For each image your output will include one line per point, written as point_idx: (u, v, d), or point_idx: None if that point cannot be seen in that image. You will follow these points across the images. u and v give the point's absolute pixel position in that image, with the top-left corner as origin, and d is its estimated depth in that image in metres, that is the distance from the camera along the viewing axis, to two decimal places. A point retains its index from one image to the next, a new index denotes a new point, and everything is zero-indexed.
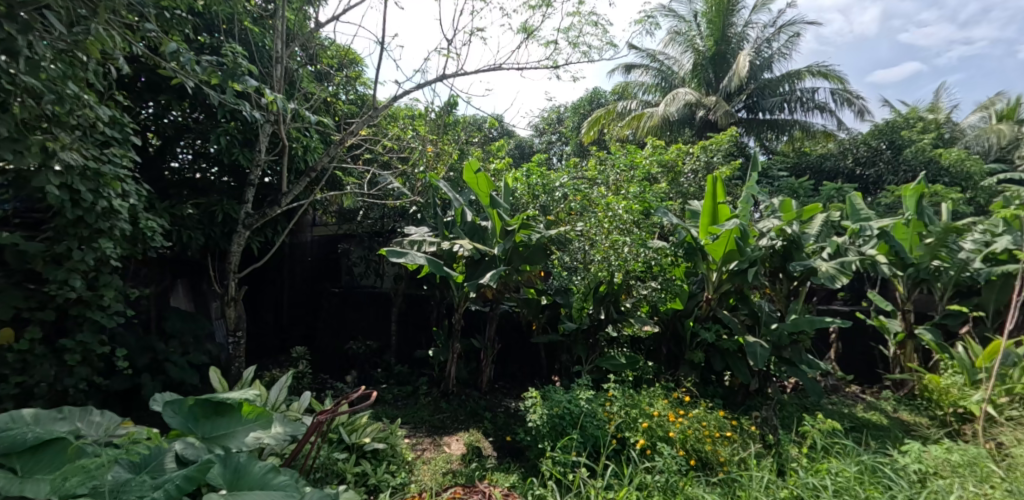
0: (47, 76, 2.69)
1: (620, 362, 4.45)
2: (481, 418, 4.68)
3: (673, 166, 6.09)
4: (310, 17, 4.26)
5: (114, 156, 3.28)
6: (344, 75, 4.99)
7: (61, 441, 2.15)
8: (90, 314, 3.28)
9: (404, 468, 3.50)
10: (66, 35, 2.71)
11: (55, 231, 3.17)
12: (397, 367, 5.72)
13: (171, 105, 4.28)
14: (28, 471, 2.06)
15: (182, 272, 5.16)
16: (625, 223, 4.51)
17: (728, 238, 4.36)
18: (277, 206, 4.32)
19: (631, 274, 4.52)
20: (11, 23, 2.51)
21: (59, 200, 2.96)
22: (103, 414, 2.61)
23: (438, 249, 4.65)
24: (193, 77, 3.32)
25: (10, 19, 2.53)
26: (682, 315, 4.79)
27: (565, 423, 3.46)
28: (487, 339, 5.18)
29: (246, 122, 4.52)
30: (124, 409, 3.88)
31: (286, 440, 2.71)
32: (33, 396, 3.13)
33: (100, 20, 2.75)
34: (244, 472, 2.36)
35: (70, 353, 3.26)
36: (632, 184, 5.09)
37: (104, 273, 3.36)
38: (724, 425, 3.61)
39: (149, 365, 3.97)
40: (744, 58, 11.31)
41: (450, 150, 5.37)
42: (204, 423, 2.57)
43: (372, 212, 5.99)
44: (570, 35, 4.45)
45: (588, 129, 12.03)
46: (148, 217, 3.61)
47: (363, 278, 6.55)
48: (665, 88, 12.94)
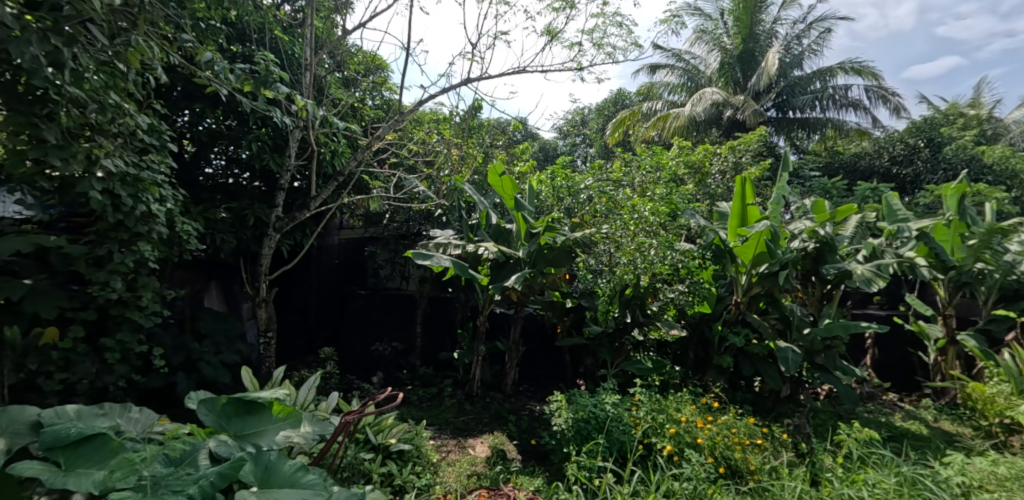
0: (90, 86, 2.83)
1: (646, 367, 4.38)
2: (505, 421, 4.68)
3: (701, 166, 5.94)
4: (338, 25, 4.40)
5: (152, 163, 3.40)
6: (372, 81, 5.07)
7: (101, 436, 2.21)
8: (128, 314, 3.42)
9: (429, 470, 3.52)
10: (108, 47, 2.84)
11: (96, 235, 3.31)
12: (422, 368, 5.75)
13: (205, 113, 4.41)
14: (70, 464, 2.14)
15: (215, 275, 5.28)
16: (651, 225, 4.53)
17: (756, 241, 4.29)
18: (306, 209, 4.40)
19: (658, 277, 4.51)
20: (58, 37, 2.63)
21: (100, 204, 3.08)
22: (141, 411, 2.70)
23: (463, 251, 4.67)
24: (226, 84, 3.39)
25: (56, 33, 2.63)
26: (710, 319, 4.73)
27: (590, 427, 3.46)
28: (512, 342, 5.18)
29: (277, 129, 4.64)
30: (159, 407, 4.01)
31: (315, 439, 2.76)
32: (75, 392, 3.28)
33: (139, 32, 2.89)
34: (274, 470, 2.41)
35: (110, 351, 3.40)
36: (658, 186, 5.08)
37: (142, 275, 3.49)
38: (756, 432, 3.54)
39: (183, 363, 4.12)
40: (774, 55, 11.07)
41: (475, 153, 5.41)
42: (236, 421, 2.63)
43: (398, 215, 6.01)
44: (595, 36, 4.47)
45: (613, 131, 11.96)
46: (183, 221, 3.75)
47: (389, 280, 6.60)
48: (691, 87, 12.70)
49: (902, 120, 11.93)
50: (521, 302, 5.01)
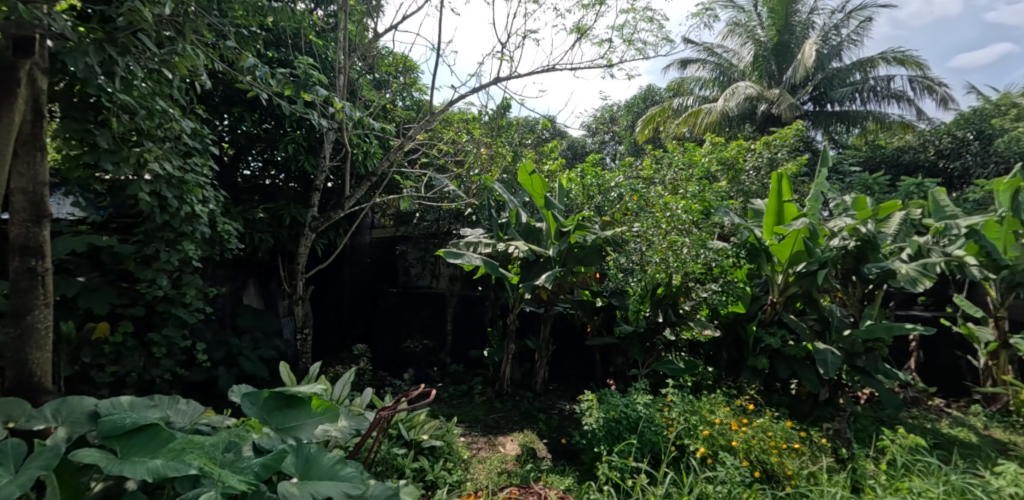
0: (139, 93, 2.95)
1: (678, 367, 4.33)
2: (535, 420, 4.69)
3: (734, 163, 5.78)
4: (370, 28, 4.48)
5: (196, 166, 3.54)
6: (402, 82, 5.12)
7: (153, 427, 2.29)
8: (173, 309, 3.62)
9: (460, 466, 3.57)
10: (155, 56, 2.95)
11: (144, 235, 3.48)
12: (452, 366, 5.81)
13: (244, 116, 4.54)
14: (126, 453, 2.23)
15: (254, 273, 5.44)
16: (684, 223, 4.45)
17: (794, 239, 4.19)
18: (340, 209, 4.49)
19: (690, 276, 4.43)
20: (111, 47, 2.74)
21: (149, 206, 3.24)
22: (188, 403, 2.80)
23: (494, 250, 4.71)
24: (267, 89, 3.51)
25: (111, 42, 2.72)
26: (744, 319, 4.65)
27: (622, 427, 3.45)
28: (542, 341, 5.18)
29: (312, 131, 4.77)
30: (202, 400, 4.17)
31: (351, 434, 2.83)
32: (125, 384, 3.47)
33: (185, 41, 2.98)
34: (314, 462, 2.48)
35: (157, 346, 3.59)
36: (691, 183, 4.99)
37: (185, 274, 3.70)
38: (793, 436, 3.46)
39: (224, 358, 4.28)
40: (810, 47, 10.77)
41: (505, 152, 5.38)
42: (277, 414, 2.71)
43: (428, 214, 6.07)
44: (624, 33, 4.45)
45: (642, 128, 11.82)
46: (225, 222, 3.90)
47: (420, 278, 6.67)
48: (724, 82, 12.43)
49: (949, 111, 11.42)
50: (551, 300, 5.03)
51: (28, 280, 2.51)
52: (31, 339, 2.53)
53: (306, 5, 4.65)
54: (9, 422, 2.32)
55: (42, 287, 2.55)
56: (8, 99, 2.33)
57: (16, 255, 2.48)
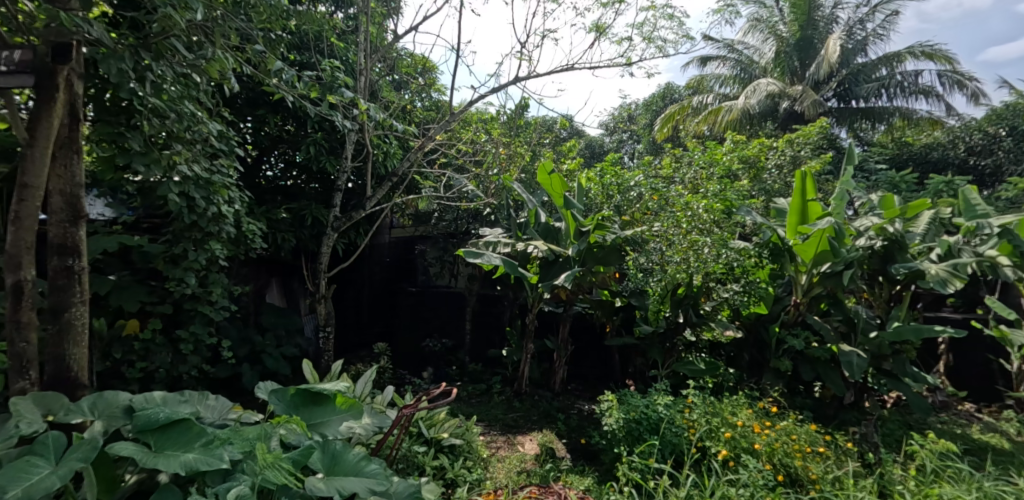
0: (169, 97, 3.03)
1: (699, 368, 4.30)
2: (554, 419, 4.69)
3: (756, 161, 5.65)
4: (390, 30, 4.52)
5: (223, 167, 3.64)
6: (421, 82, 5.15)
7: (185, 421, 2.34)
8: (201, 307, 3.73)
9: (480, 465, 3.60)
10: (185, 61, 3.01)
11: (173, 235, 3.61)
12: (471, 365, 5.83)
13: (268, 118, 4.63)
14: (160, 446, 2.29)
15: (277, 272, 5.54)
16: (705, 223, 4.41)
17: (819, 239, 4.10)
18: (361, 209, 4.55)
19: (711, 276, 4.36)
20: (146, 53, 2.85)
21: (178, 206, 3.36)
22: (217, 398, 2.87)
23: (513, 249, 4.73)
24: (293, 91, 3.57)
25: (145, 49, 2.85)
26: (765, 320, 4.61)
27: (642, 428, 3.45)
28: (561, 341, 5.17)
29: (333, 132, 4.84)
30: (228, 396, 4.27)
31: (374, 431, 2.92)
32: (154, 379, 3.58)
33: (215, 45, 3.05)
34: (340, 459, 2.52)
35: (184, 342, 3.71)
36: (712, 182, 4.93)
37: (213, 273, 3.80)
38: (817, 440, 3.41)
39: (248, 355, 4.39)
40: (834, 42, 10.55)
41: (524, 152, 5.39)
42: (303, 410, 2.77)
43: (447, 214, 6.11)
44: (644, 31, 4.43)
45: (661, 126, 11.70)
46: (250, 222, 3.99)
47: (439, 278, 6.70)
48: (745, 79, 12.25)
49: (981, 107, 11.10)
50: (569, 300, 5.04)
51: (66, 278, 2.59)
52: (69, 335, 2.62)
53: (327, 8, 4.70)
54: (49, 415, 2.40)
55: (79, 286, 2.64)
56: (47, 104, 2.42)
57: (55, 255, 2.56)
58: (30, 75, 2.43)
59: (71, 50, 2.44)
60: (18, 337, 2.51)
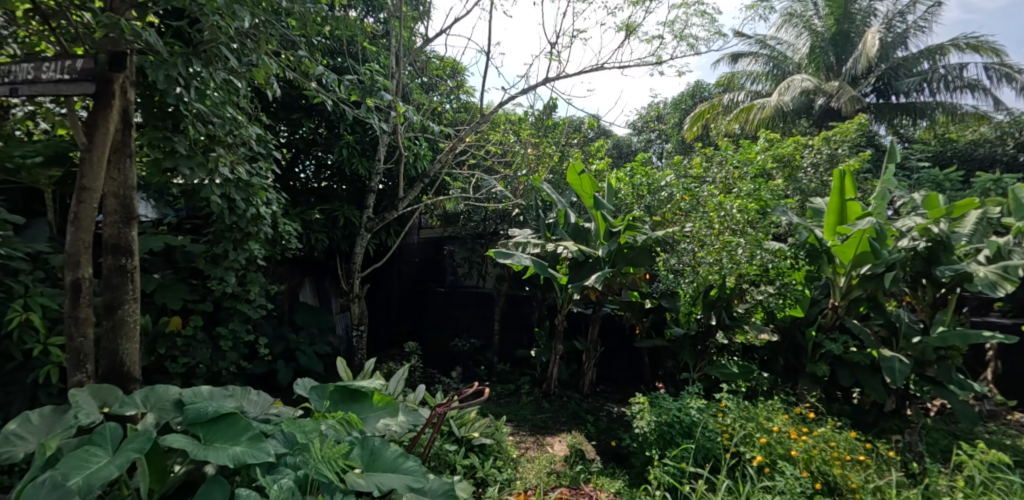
0: (212, 102, 3.15)
1: (732, 372, 4.22)
2: (583, 421, 4.67)
3: (791, 160, 5.46)
4: (421, 33, 4.59)
5: (261, 170, 3.82)
6: (451, 84, 5.19)
7: (231, 415, 2.42)
8: (239, 305, 3.93)
9: (510, 465, 3.62)
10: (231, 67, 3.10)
11: (213, 235, 3.83)
12: (499, 365, 5.85)
13: (303, 121, 4.74)
14: (208, 439, 2.37)
15: (310, 271, 5.65)
16: (739, 223, 4.31)
17: (859, 239, 3.97)
18: (393, 211, 4.62)
19: (745, 278, 4.31)
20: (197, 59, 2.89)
21: (220, 208, 3.56)
22: (258, 394, 2.96)
23: (542, 250, 4.74)
24: (331, 95, 3.67)
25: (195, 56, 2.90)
26: (801, 323, 4.52)
27: (674, 432, 3.43)
28: (590, 342, 5.15)
29: (365, 134, 4.93)
30: (265, 392, 4.40)
31: (409, 429, 2.98)
32: (196, 374, 3.72)
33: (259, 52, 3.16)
34: (378, 455, 2.62)
35: (224, 339, 3.87)
36: (745, 181, 4.83)
37: (250, 272, 4.01)
38: (857, 448, 3.31)
39: (283, 352, 4.51)
40: (873, 36, 10.22)
41: (553, 153, 5.40)
42: (342, 407, 2.85)
43: (475, 215, 6.15)
44: (675, 29, 4.39)
45: (691, 125, 11.49)
46: (286, 223, 4.11)
47: (467, 278, 6.74)
48: (778, 75, 11.95)
49: None
50: (599, 301, 5.02)
51: (120, 276, 2.70)
52: (122, 331, 2.73)
53: (360, 13, 4.79)
54: (103, 407, 2.51)
55: (131, 283, 2.75)
56: (104, 109, 2.57)
57: (109, 253, 2.67)
58: (90, 83, 2.50)
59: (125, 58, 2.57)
60: (76, 332, 2.63)
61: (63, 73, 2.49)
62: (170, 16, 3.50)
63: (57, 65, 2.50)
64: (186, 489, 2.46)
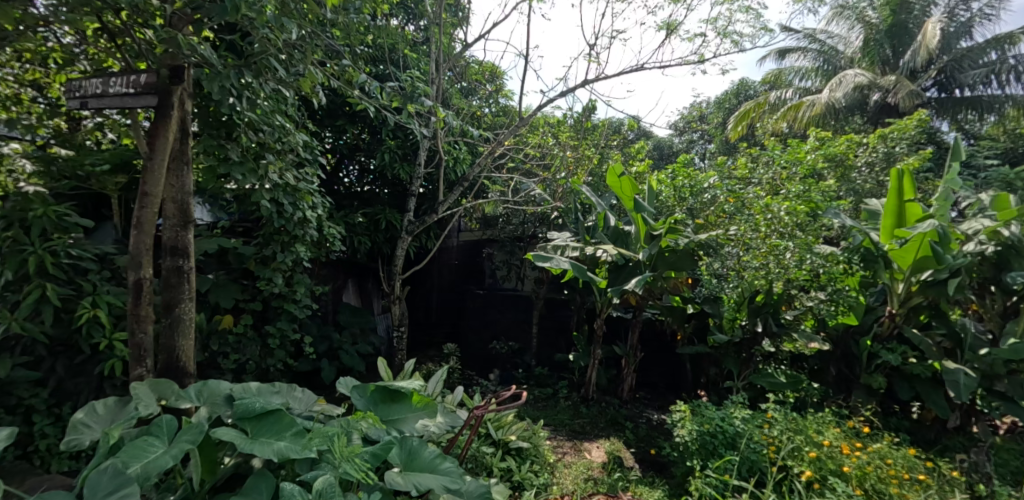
0: (262, 111, 3.28)
1: (779, 381, 4.05)
2: (622, 428, 4.59)
3: (844, 159, 5.20)
4: (460, 39, 4.62)
5: (307, 175, 3.94)
6: (490, 89, 5.19)
7: (278, 412, 2.50)
8: (287, 305, 4.08)
9: (547, 469, 3.60)
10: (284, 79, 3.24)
11: (263, 238, 3.98)
12: (537, 369, 5.82)
13: (347, 128, 4.86)
14: (255, 434, 2.45)
15: (352, 273, 5.76)
16: (787, 226, 4.13)
17: (919, 243, 3.77)
18: (433, 214, 4.67)
19: (793, 284, 4.13)
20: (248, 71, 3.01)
21: (268, 212, 3.70)
22: (303, 391, 3.04)
23: (581, 254, 4.72)
24: (373, 101, 3.74)
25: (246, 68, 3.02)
26: (857, 332, 4.26)
27: (717, 442, 3.32)
28: (630, 347, 5.04)
29: (406, 139, 5.00)
30: (309, 389, 4.54)
31: (447, 430, 3.02)
32: (246, 371, 3.88)
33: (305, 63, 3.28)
34: (416, 455, 2.67)
35: (272, 337, 4.04)
36: (794, 183, 4.57)
37: (297, 273, 4.14)
38: (916, 466, 3.12)
39: (326, 351, 4.64)
40: (933, 26, 9.64)
41: (592, 155, 5.33)
42: (382, 407, 2.88)
43: (514, 218, 6.12)
44: (718, 26, 4.27)
45: (735, 124, 10.95)
46: (330, 226, 4.24)
47: (506, 281, 6.74)
48: (828, 70, 11.40)
49: None
50: (639, 305, 4.93)
51: (178, 276, 2.84)
52: (179, 328, 2.87)
53: (401, 21, 4.87)
54: (161, 400, 2.62)
55: (188, 283, 2.88)
56: (165, 120, 2.72)
57: (168, 255, 2.81)
58: (153, 96, 2.64)
59: (184, 72, 2.75)
60: (138, 328, 2.77)
61: (128, 87, 2.61)
62: (223, 30, 3.66)
63: (123, 80, 2.63)
64: (233, 481, 2.57)
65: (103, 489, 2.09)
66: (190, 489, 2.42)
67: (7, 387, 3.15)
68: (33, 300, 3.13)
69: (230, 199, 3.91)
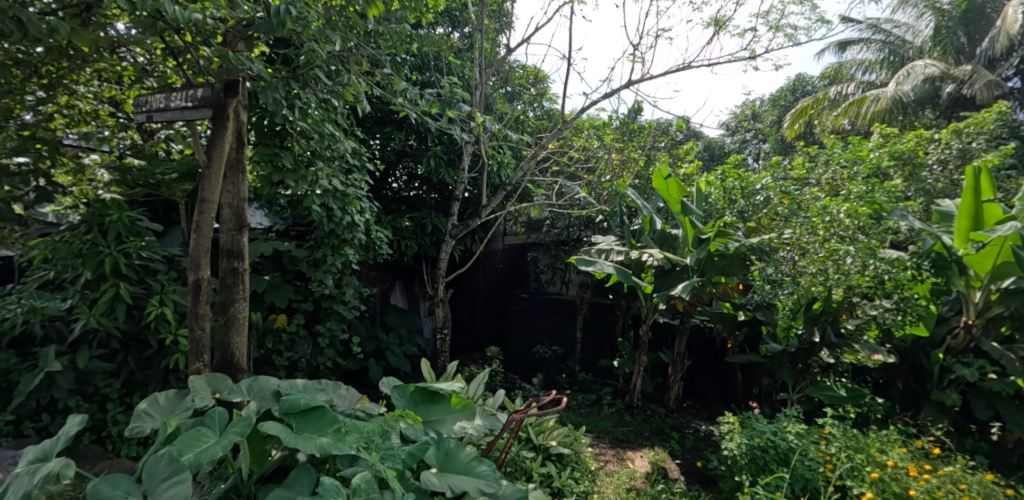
0: (313, 120, 3.44)
1: (838, 394, 3.79)
2: (667, 437, 4.45)
3: (912, 157, 4.82)
4: (503, 44, 4.67)
5: (356, 181, 4.10)
6: (534, 92, 5.22)
7: (321, 409, 2.57)
8: (336, 306, 4.25)
9: (588, 477, 3.53)
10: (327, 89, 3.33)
11: (315, 242, 4.17)
12: (581, 374, 5.76)
13: (394, 134, 5.01)
14: (300, 429, 2.54)
15: (400, 276, 5.91)
16: (847, 229, 3.84)
17: (998, 247, 3.44)
18: (477, 217, 4.72)
19: (855, 291, 3.82)
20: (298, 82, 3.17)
21: (320, 217, 3.88)
22: (348, 388, 3.17)
23: (626, 258, 4.62)
24: (415, 108, 3.83)
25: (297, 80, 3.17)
26: (926, 343, 3.96)
27: (767, 457, 3.14)
28: (676, 354, 4.92)
29: (450, 144, 5.10)
30: (358, 387, 4.70)
31: (485, 432, 3.03)
32: (299, 368, 4.07)
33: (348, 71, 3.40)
34: (453, 456, 2.69)
35: (323, 336, 4.22)
36: (856, 183, 4.25)
37: (346, 276, 4.30)
38: (995, 493, 2.83)
39: (375, 351, 4.79)
40: (1011, 11, 8.72)
41: (638, 157, 5.22)
42: (421, 407, 2.93)
43: (558, 221, 6.09)
44: (770, 20, 4.09)
45: (791, 123, 10.34)
46: (378, 230, 4.39)
47: (550, 285, 6.70)
48: (895, 62, 10.65)
49: None
50: (687, 312, 4.78)
51: (233, 277, 3.02)
52: (234, 326, 3.05)
53: (445, 29, 4.97)
54: (217, 393, 2.80)
55: (242, 284, 3.06)
56: (221, 131, 2.89)
57: (224, 258, 2.99)
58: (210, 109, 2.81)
59: (238, 85, 2.92)
60: (196, 326, 2.96)
61: (187, 101, 2.79)
62: (278, 45, 3.89)
63: (182, 95, 2.80)
64: (281, 472, 2.67)
65: (159, 475, 2.25)
66: (239, 478, 2.56)
67: (88, 376, 3.46)
68: (109, 297, 3.41)
69: (284, 205, 4.13)
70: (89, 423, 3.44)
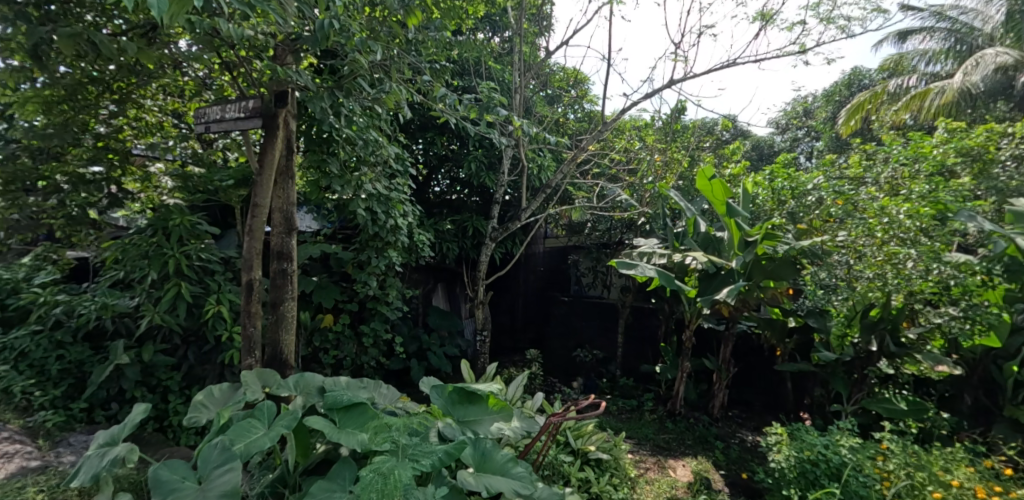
0: (357, 127, 3.56)
1: (898, 407, 3.56)
2: (711, 447, 4.31)
3: (982, 153, 4.47)
4: (543, 47, 4.69)
5: (398, 186, 4.22)
6: (574, 94, 5.21)
7: (362, 405, 2.67)
8: (380, 306, 4.38)
9: (627, 483, 3.47)
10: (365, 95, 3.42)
11: (361, 244, 4.31)
12: (622, 379, 5.68)
13: (435, 139, 5.12)
14: (342, 424, 2.64)
15: (442, 278, 6.03)
16: (908, 231, 3.55)
17: None
18: (517, 220, 4.75)
19: (917, 297, 3.61)
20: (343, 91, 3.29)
21: (364, 220, 4.02)
22: (388, 387, 3.25)
23: (669, 261, 4.52)
24: (454, 113, 3.88)
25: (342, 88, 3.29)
26: (1000, 355, 3.65)
27: (818, 472, 2.98)
28: (721, 361, 4.76)
29: (489, 148, 5.16)
30: (402, 387, 4.82)
31: (522, 434, 3.03)
32: (344, 366, 4.22)
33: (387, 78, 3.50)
34: (489, 457, 2.70)
35: (367, 336, 4.36)
36: (919, 180, 3.95)
37: (390, 277, 4.43)
38: None
39: (417, 351, 4.90)
40: None
41: (681, 158, 5.09)
42: (458, 407, 2.95)
43: (600, 224, 6.03)
44: (820, 12, 3.91)
45: (847, 119, 9.72)
46: (420, 233, 4.50)
47: (591, 288, 6.64)
48: (963, 51, 9.93)
49: None
50: (732, 317, 4.62)
51: (283, 278, 3.17)
52: (283, 325, 3.19)
53: (485, 34, 5.04)
54: (266, 388, 2.92)
55: (290, 285, 3.20)
56: (272, 140, 3.06)
57: (275, 259, 3.15)
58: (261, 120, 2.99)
59: (287, 96, 3.08)
60: (249, 323, 3.13)
61: (240, 112, 2.97)
62: (325, 57, 4.07)
63: (236, 106, 2.99)
64: (325, 465, 2.74)
65: (212, 462, 2.37)
66: (286, 470, 2.68)
67: (152, 370, 3.72)
68: (171, 296, 3.66)
69: (331, 209, 4.30)
70: (153, 413, 3.69)
